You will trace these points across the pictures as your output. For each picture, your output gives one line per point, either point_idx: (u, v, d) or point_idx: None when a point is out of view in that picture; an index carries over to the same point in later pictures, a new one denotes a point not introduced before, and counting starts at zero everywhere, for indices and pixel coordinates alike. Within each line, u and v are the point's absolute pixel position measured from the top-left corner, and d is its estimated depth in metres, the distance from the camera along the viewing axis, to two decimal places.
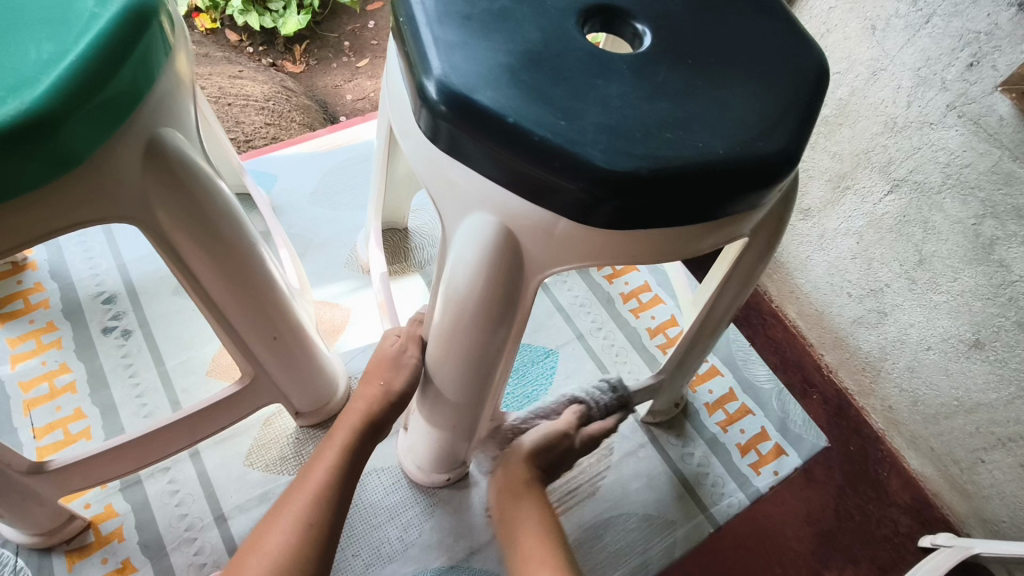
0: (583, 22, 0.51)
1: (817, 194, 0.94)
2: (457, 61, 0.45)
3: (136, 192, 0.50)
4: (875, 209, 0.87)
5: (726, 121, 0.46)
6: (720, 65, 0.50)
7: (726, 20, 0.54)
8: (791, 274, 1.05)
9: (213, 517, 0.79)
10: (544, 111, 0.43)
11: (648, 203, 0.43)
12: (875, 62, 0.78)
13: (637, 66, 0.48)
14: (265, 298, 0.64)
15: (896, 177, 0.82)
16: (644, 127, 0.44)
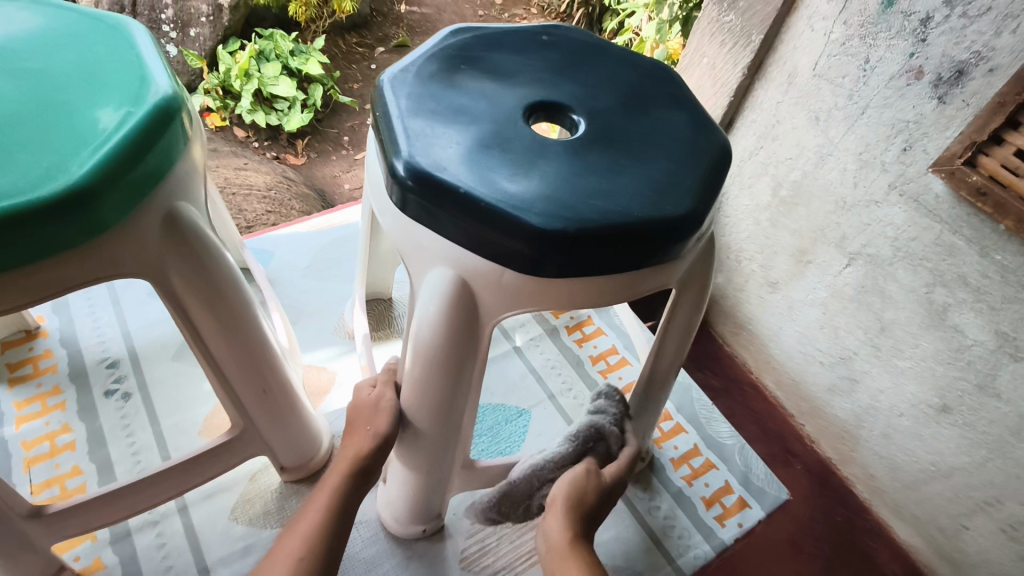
0: (529, 115, 0.58)
1: (783, 267, 1.00)
2: (422, 145, 0.51)
3: (152, 253, 0.55)
4: (836, 281, 0.92)
5: (648, 189, 0.52)
6: (644, 145, 0.57)
7: (651, 111, 0.61)
8: (766, 344, 1.10)
9: (197, 570, 0.77)
10: (491, 183, 0.49)
11: (584, 254, 0.49)
12: (821, 148, 0.86)
13: (573, 149, 0.55)
14: (259, 354, 0.67)
15: (851, 251, 0.89)
16: (575, 195, 0.50)
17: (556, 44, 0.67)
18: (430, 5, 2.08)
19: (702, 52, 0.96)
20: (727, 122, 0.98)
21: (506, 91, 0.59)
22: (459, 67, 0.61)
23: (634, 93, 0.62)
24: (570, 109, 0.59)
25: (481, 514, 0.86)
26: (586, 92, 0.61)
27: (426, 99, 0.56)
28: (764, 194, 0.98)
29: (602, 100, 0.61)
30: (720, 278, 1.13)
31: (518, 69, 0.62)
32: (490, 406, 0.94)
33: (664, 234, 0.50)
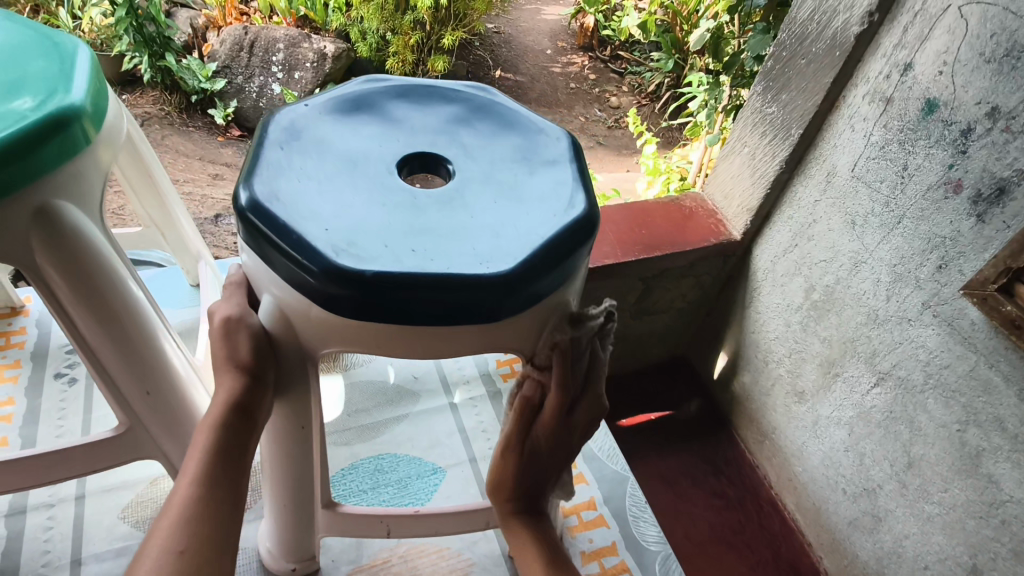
0: (398, 167, 0.46)
1: (810, 375, 0.91)
2: (275, 180, 0.42)
3: (20, 238, 0.50)
4: (863, 402, 0.83)
5: (479, 243, 0.41)
6: (508, 207, 0.44)
7: (541, 172, 0.48)
8: (788, 459, 0.99)
9: (70, 559, 0.71)
10: (305, 216, 0.40)
11: (385, 299, 0.38)
12: (856, 255, 0.80)
13: (420, 203, 0.43)
14: (148, 367, 0.61)
15: (880, 370, 0.80)
16: (386, 238, 0.40)
17: (464, 97, 0.54)
18: (525, 74, 2.18)
19: (744, 141, 0.94)
20: (764, 215, 0.95)
21: (381, 136, 0.49)
22: (346, 109, 0.50)
23: (535, 155, 0.49)
24: (444, 160, 0.48)
25: (361, 566, 0.74)
26: (473, 146, 0.49)
27: (286, 133, 0.46)
28: (796, 293, 0.91)
29: (485, 155, 0.48)
30: (745, 376, 1.05)
31: (403, 119, 0.51)
32: (404, 457, 0.83)
33: (479, 291, 0.39)
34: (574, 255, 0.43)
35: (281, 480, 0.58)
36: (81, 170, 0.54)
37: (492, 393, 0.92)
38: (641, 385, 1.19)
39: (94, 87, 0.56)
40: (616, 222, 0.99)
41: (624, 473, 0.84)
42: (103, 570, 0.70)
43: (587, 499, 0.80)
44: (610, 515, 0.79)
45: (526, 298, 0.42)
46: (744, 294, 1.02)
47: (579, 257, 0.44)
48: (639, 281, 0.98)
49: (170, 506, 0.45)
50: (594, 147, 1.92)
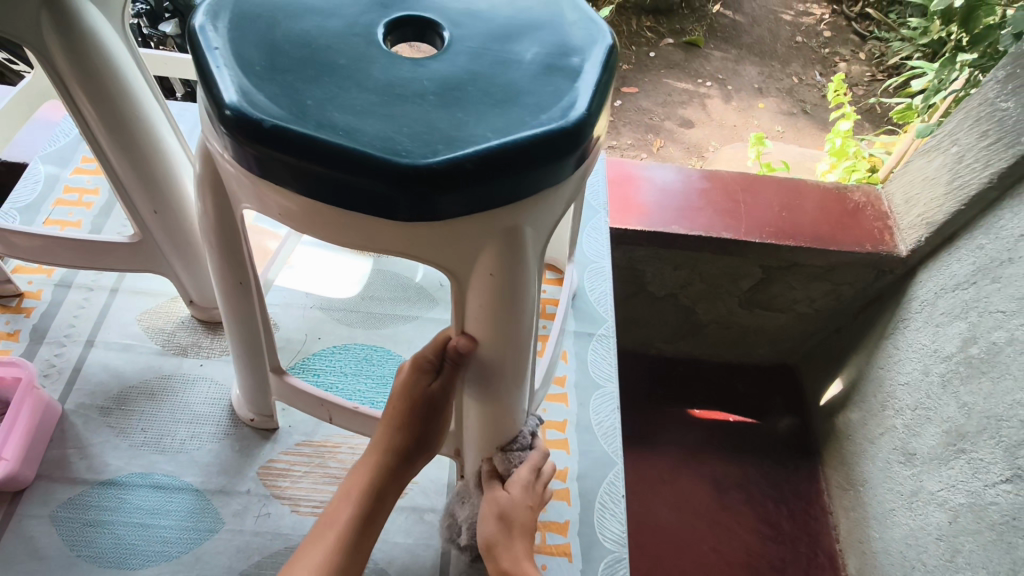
0: (383, 28, 0.36)
1: (929, 441, 0.74)
2: (232, 5, 0.35)
3: (23, 14, 0.45)
4: (982, 493, 0.66)
5: (413, 123, 0.31)
6: (474, 97, 0.32)
7: (552, 60, 0.35)
8: (868, 521, 0.84)
9: (85, 338, 0.68)
10: (236, 50, 0.33)
11: (282, 161, 0.30)
12: None
13: (378, 61, 0.34)
14: (160, 179, 0.56)
15: (1019, 466, 0.62)
16: (308, 92, 0.31)
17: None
18: (748, 15, 1.77)
19: (955, 138, 0.74)
20: (948, 235, 0.76)
21: None
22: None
23: (551, 48, 0.36)
24: (440, 28, 0.37)
25: (310, 443, 0.63)
26: (478, 22, 0.37)
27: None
28: (950, 341, 0.73)
29: (487, 36, 0.36)
30: (854, 414, 0.89)
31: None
32: (395, 356, 0.68)
33: (386, 182, 0.29)
34: (534, 174, 0.31)
35: (235, 348, 0.53)
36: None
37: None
38: (733, 381, 1.06)
39: None
40: (749, 193, 0.86)
41: (613, 458, 0.65)
42: (104, 358, 0.66)
43: (556, 467, 0.63)
44: (577, 493, 0.62)
45: (455, 208, 0.31)
46: (886, 323, 0.84)
47: (544, 180, 0.32)
48: (760, 268, 0.85)
49: (324, 523, 0.47)
50: (796, 115, 1.61)
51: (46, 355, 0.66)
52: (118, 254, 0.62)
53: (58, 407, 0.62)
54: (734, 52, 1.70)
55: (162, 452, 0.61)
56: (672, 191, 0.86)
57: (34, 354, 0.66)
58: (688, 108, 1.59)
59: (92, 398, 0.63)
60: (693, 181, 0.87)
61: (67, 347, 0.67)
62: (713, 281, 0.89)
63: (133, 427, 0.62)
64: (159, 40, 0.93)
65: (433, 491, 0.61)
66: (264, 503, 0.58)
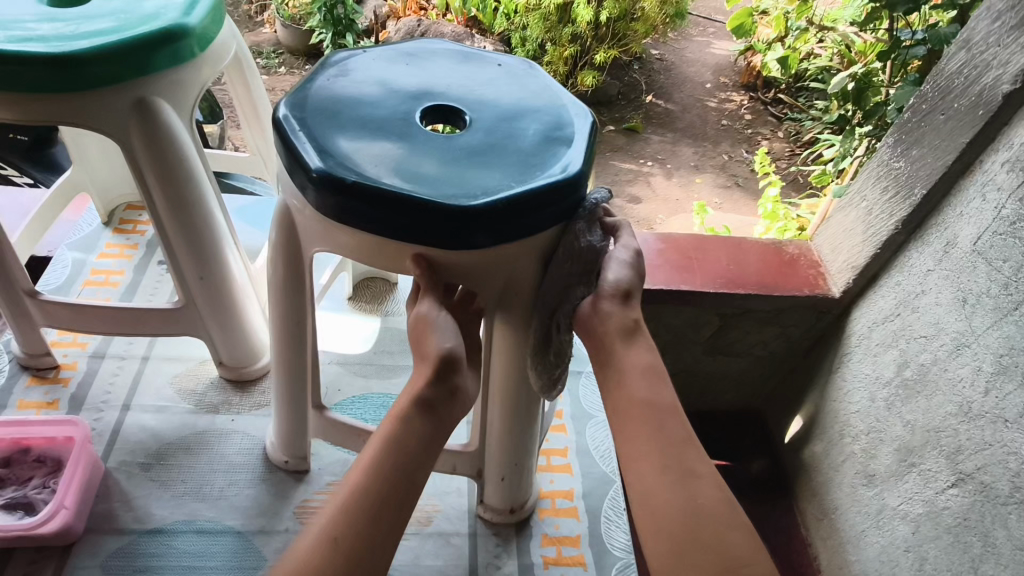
0: (418, 113, 0.59)
1: (884, 460, 0.82)
2: (317, 107, 0.57)
3: (116, 117, 0.64)
4: (935, 500, 0.73)
5: (450, 179, 0.53)
6: (504, 165, 0.55)
7: (533, 136, 0.58)
8: (844, 546, 0.89)
9: None
10: (312, 135, 0.54)
11: (357, 208, 0.51)
12: (960, 336, 0.71)
13: (427, 140, 0.56)
14: (201, 235, 0.73)
15: (961, 470, 0.70)
16: (385, 163, 0.53)
17: (512, 75, 0.65)
18: (678, 103, 1.99)
19: (863, 195, 0.87)
20: (869, 277, 0.87)
21: (416, 86, 0.62)
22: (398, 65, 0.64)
23: (556, 129, 0.59)
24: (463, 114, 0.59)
25: None
26: (501, 114, 0.60)
27: (344, 81, 0.61)
28: (887, 368, 0.83)
29: (505, 122, 0.59)
30: (817, 446, 0.97)
31: (448, 77, 0.64)
32: None
33: (439, 218, 0.51)
34: (534, 211, 0.53)
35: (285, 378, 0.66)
36: (179, 79, 0.68)
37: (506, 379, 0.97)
38: (704, 428, 1.13)
39: (209, 21, 0.69)
40: (699, 252, 0.97)
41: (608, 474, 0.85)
42: (141, 418, 0.84)
43: None
44: None
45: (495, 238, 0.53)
46: (833, 358, 0.94)
47: (540, 213, 0.54)
48: (717, 316, 0.95)
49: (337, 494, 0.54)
50: (731, 188, 1.78)
51: None
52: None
53: None
54: (670, 136, 1.90)
55: None
56: None
57: None
58: (635, 186, 1.75)
59: None
60: (649, 244, 0.98)
61: None
62: (677, 331, 0.98)
63: None
64: None
65: None
66: None
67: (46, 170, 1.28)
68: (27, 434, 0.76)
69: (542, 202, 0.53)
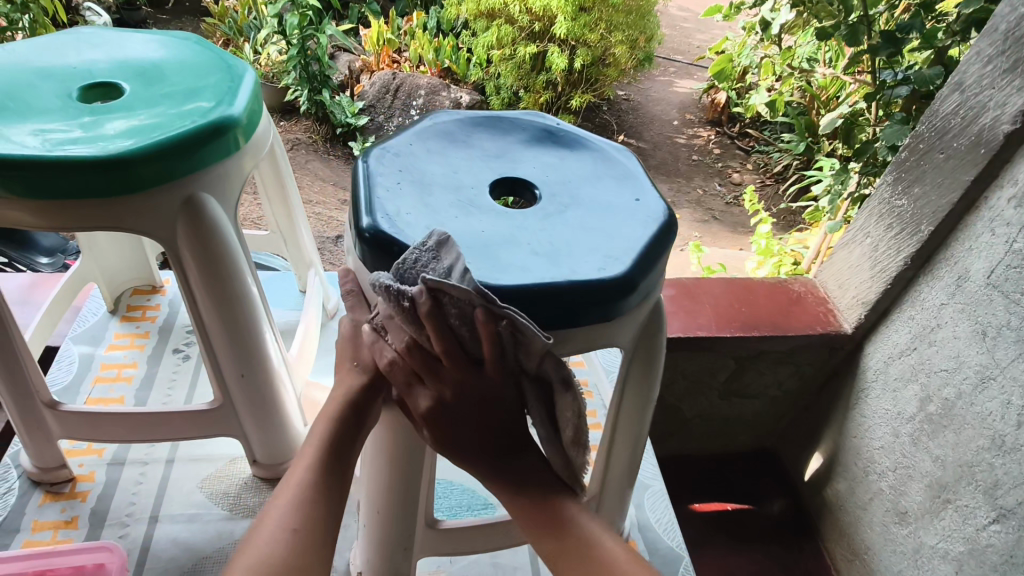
0: (489, 181, 0.55)
1: (917, 497, 0.81)
2: (400, 159, 0.55)
3: (165, 216, 0.58)
4: (976, 537, 0.72)
5: (482, 258, 0.47)
6: (478, 248, 0.47)
7: (603, 228, 0.51)
8: None
9: (149, 515, 0.75)
10: (377, 182, 0.51)
11: (400, 270, 0.46)
12: (983, 369, 0.71)
13: (480, 213, 0.51)
14: (246, 335, 0.65)
15: (1001, 505, 0.69)
16: (431, 228, 0.48)
17: (630, 183, 0.57)
18: (649, 141, 2.03)
19: (866, 232, 0.89)
20: (880, 312, 0.88)
21: (491, 162, 0.58)
22: (540, 140, 0.62)
23: (605, 250, 0.49)
24: (532, 186, 0.56)
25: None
26: (581, 206, 0.54)
27: (475, 125, 0.62)
28: (909, 403, 0.83)
29: (568, 211, 0.53)
30: (841, 485, 0.95)
31: (563, 167, 0.58)
32: (456, 486, 0.81)
33: None
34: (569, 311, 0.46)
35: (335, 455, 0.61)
36: (226, 173, 0.62)
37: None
38: (722, 471, 1.12)
39: (251, 105, 0.65)
40: (710, 296, 0.97)
41: (679, 551, 0.77)
42: (173, 529, 0.74)
43: None
44: None
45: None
46: (850, 395, 0.94)
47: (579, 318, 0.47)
48: (732, 360, 0.95)
49: (267, 516, 0.48)
50: (709, 222, 1.79)
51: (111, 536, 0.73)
52: (188, 419, 0.71)
53: None
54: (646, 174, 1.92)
55: None
56: None
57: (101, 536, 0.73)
58: None
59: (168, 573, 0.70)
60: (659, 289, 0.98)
61: (131, 526, 0.74)
62: (693, 376, 0.97)
63: None
64: None
65: None
66: None
67: (20, 247, 1.20)
68: (52, 564, 0.64)
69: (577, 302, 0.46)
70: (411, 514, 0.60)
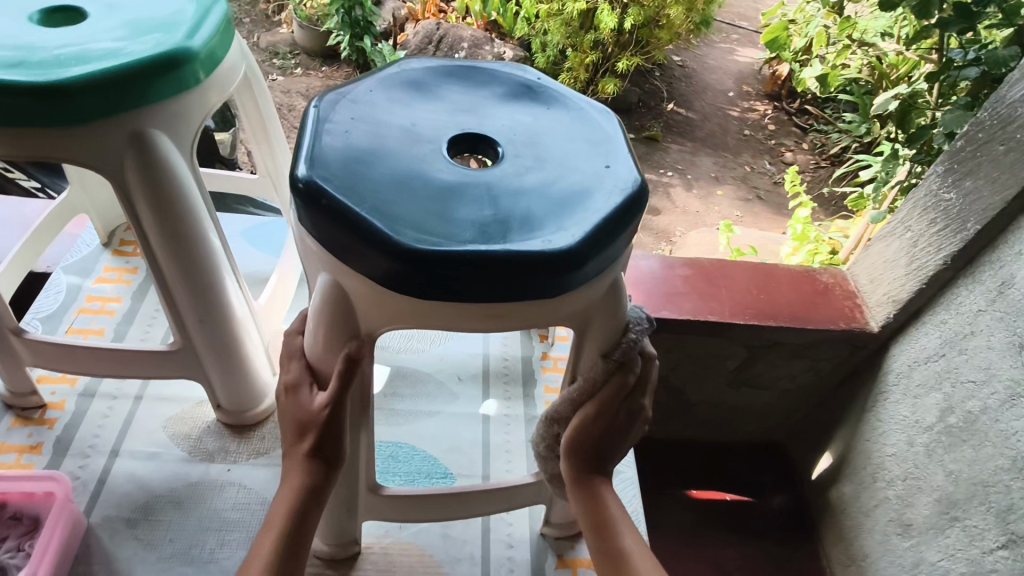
0: (448, 138, 0.45)
1: (922, 510, 0.77)
2: (350, 111, 0.45)
3: (115, 154, 0.54)
4: (981, 561, 0.68)
5: (424, 225, 0.37)
6: (426, 211, 0.38)
7: (573, 198, 0.41)
8: None
9: (110, 448, 0.74)
10: (318, 135, 0.42)
11: (331, 225, 0.37)
12: (1013, 385, 0.66)
13: (427, 173, 0.41)
14: (203, 294, 0.64)
15: (1012, 531, 0.64)
16: (353, 182, 0.39)
17: (613, 148, 0.46)
18: (699, 112, 1.92)
19: (908, 225, 0.82)
20: (912, 312, 0.82)
21: (455, 115, 0.47)
22: (516, 96, 0.51)
23: (565, 220, 0.40)
24: (494, 143, 0.45)
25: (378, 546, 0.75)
26: (545, 170, 0.44)
27: (446, 75, 0.51)
28: (929, 412, 0.77)
29: (541, 168, 0.44)
30: (847, 487, 0.91)
31: (536, 127, 0.48)
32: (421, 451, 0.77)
33: (398, 262, 0.36)
34: (527, 285, 0.38)
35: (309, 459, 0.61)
36: (183, 111, 0.57)
37: (528, 415, 0.82)
38: (724, 459, 1.09)
39: (218, 37, 0.60)
40: (728, 277, 0.92)
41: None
42: (131, 464, 0.73)
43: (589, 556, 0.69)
44: None
45: (374, 270, 0.38)
46: (867, 397, 0.89)
47: (536, 288, 0.38)
48: (745, 348, 0.90)
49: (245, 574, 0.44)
50: (751, 201, 1.69)
51: (71, 467, 0.72)
52: (152, 359, 0.70)
53: (85, 522, 0.67)
54: (689, 145, 1.82)
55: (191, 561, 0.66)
56: (652, 277, 0.91)
57: (61, 466, 0.72)
58: (656, 197, 1.59)
59: (118, 510, 0.69)
60: (674, 267, 0.93)
61: (92, 458, 0.73)
62: (701, 361, 0.94)
63: (161, 538, 0.68)
64: None
65: None
66: None
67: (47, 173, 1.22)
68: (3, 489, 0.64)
69: (526, 290, 0.38)
70: (354, 478, 0.57)
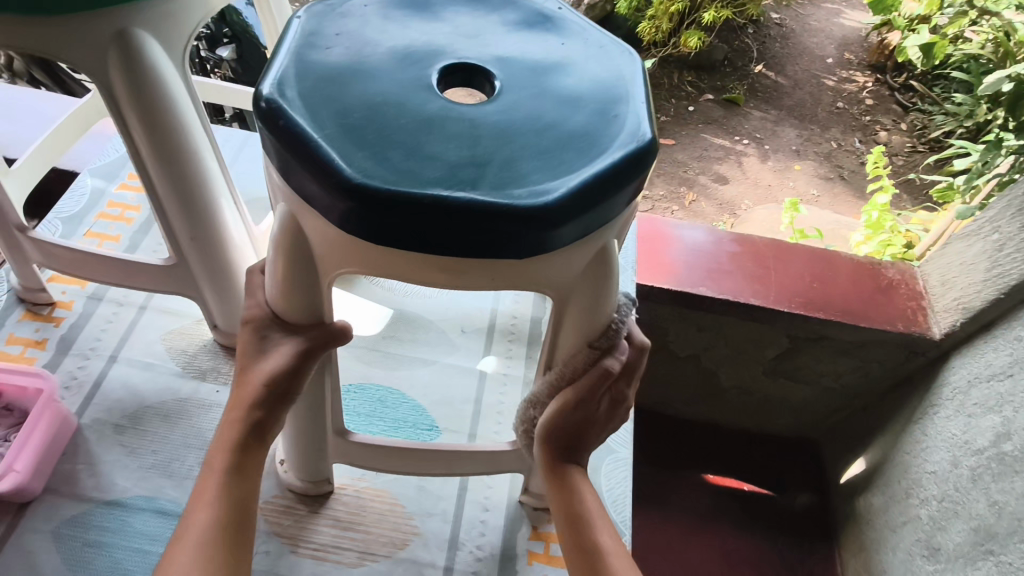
0: (443, 62, 0.41)
1: (956, 537, 0.70)
2: (345, 25, 0.42)
3: (95, 49, 0.52)
4: None
5: (390, 154, 0.34)
6: (392, 140, 0.35)
7: (562, 142, 0.37)
8: None
9: (109, 353, 0.78)
10: (298, 51, 0.39)
11: (287, 153, 0.35)
12: None
13: (406, 96, 0.38)
14: (199, 207, 0.63)
15: None
16: (323, 104, 0.36)
17: (619, 95, 0.41)
18: (791, 78, 1.56)
19: (997, 226, 0.72)
20: (984, 323, 0.73)
21: (459, 39, 0.43)
22: (529, 25, 0.46)
23: (551, 168, 0.35)
24: (490, 76, 0.41)
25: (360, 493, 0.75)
26: (544, 105, 0.39)
27: None
28: (983, 435, 0.69)
29: (535, 106, 0.39)
30: (877, 498, 0.85)
31: (546, 59, 0.43)
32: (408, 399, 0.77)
33: (349, 197, 0.33)
34: (498, 238, 0.34)
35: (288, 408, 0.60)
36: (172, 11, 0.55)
37: (527, 379, 0.80)
38: (748, 450, 1.04)
39: None
40: (780, 261, 0.85)
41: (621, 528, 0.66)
42: (126, 374, 0.76)
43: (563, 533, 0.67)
44: None
45: (326, 206, 0.35)
46: (915, 407, 0.82)
47: (507, 244, 0.35)
48: (787, 337, 0.84)
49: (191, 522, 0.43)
50: (833, 180, 1.40)
51: (71, 366, 0.76)
52: (152, 273, 0.71)
53: (74, 421, 0.71)
54: (774, 114, 1.50)
55: (171, 475, 0.69)
56: (700, 250, 0.86)
57: (60, 364, 0.76)
58: (723, 165, 1.42)
59: (108, 414, 0.72)
60: (724, 243, 0.87)
61: (91, 360, 0.77)
62: (738, 346, 0.88)
63: (144, 448, 0.70)
64: (215, 62, 1.00)
65: (434, 546, 0.66)
66: (263, 539, 0.64)
67: None
68: None
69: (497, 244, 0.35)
70: (321, 418, 0.57)
